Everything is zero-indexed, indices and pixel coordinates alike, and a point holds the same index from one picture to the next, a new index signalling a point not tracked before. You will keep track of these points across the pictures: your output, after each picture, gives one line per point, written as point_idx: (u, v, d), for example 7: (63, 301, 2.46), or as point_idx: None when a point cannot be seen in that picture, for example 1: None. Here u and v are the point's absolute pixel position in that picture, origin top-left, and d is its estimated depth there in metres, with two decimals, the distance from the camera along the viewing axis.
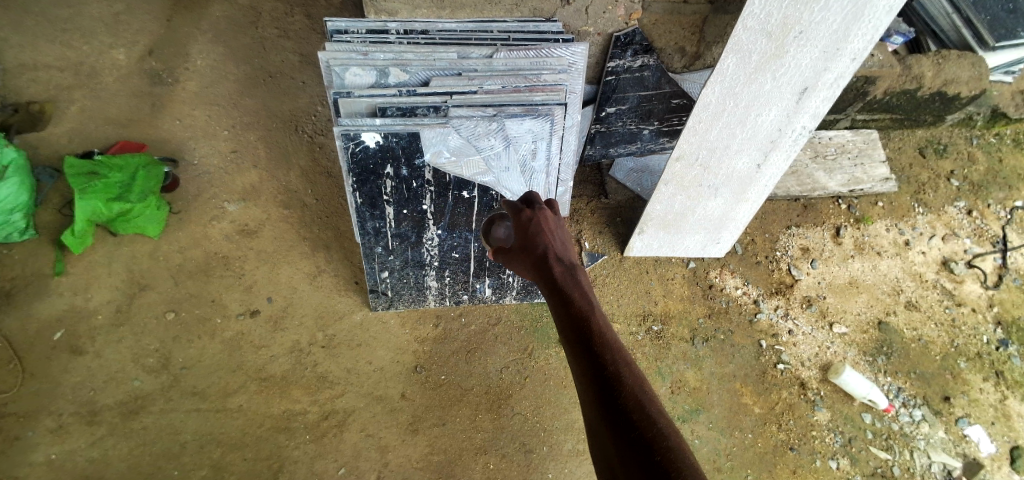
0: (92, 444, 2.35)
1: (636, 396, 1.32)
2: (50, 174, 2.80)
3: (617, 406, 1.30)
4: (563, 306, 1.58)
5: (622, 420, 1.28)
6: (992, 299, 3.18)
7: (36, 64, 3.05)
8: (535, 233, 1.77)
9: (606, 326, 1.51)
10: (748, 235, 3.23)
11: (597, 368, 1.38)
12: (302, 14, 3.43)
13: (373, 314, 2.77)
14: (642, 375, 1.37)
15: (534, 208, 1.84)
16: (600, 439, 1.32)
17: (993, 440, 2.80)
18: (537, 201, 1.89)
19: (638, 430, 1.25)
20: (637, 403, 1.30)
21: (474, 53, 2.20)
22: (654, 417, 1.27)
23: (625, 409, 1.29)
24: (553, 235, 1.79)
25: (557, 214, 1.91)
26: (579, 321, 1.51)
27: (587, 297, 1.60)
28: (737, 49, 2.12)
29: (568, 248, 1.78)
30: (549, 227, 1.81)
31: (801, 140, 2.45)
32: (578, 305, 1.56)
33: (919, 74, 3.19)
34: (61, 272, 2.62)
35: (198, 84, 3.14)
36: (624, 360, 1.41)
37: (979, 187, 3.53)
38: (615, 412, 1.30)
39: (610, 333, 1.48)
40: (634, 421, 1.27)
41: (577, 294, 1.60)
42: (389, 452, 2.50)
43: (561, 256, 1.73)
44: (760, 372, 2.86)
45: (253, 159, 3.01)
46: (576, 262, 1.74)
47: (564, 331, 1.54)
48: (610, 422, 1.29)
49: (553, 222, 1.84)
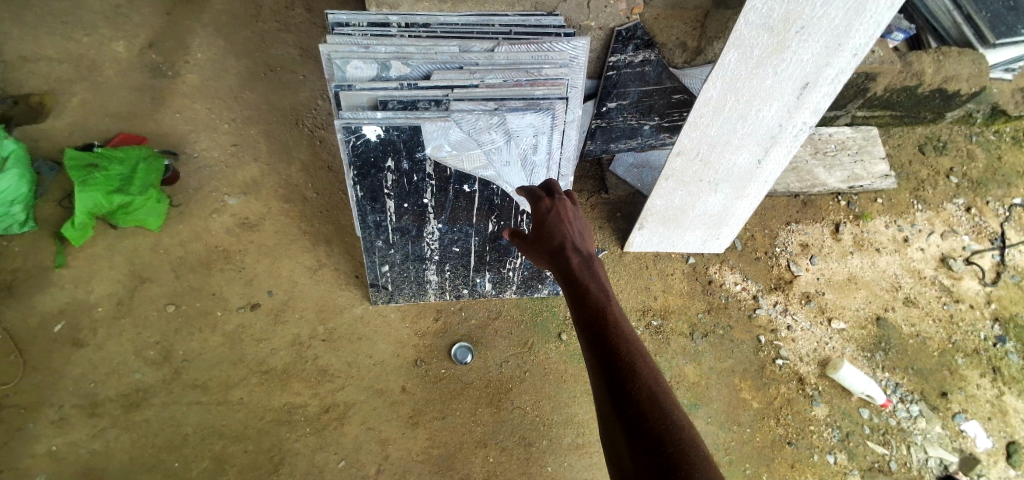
0: (94, 436, 2.36)
1: (650, 388, 1.33)
2: (50, 166, 2.78)
3: (629, 398, 1.32)
4: (578, 297, 1.58)
5: (633, 412, 1.30)
6: (990, 296, 3.19)
7: (35, 56, 3.04)
8: (553, 223, 1.76)
9: (621, 318, 1.52)
10: (748, 231, 3.24)
11: (611, 359, 1.40)
12: (302, 7, 3.41)
13: (373, 308, 2.77)
14: (655, 368, 1.39)
15: (554, 197, 1.82)
16: (610, 430, 1.34)
17: (990, 436, 2.81)
18: (556, 188, 1.87)
19: (649, 422, 1.27)
20: (650, 396, 1.32)
21: (475, 46, 2.17)
22: (665, 410, 1.29)
23: (636, 401, 1.31)
24: (570, 225, 1.79)
25: (575, 204, 1.91)
26: (594, 312, 1.53)
27: (602, 288, 1.60)
28: (739, 44, 2.12)
29: (586, 238, 1.78)
30: (567, 216, 1.80)
31: (801, 136, 2.45)
32: (593, 295, 1.57)
33: (919, 71, 3.20)
34: (62, 265, 2.62)
35: (198, 78, 3.13)
36: (639, 352, 1.42)
37: (978, 184, 3.54)
38: (626, 404, 1.31)
39: (626, 325, 1.49)
40: (646, 413, 1.29)
41: (593, 284, 1.60)
42: (389, 445, 2.51)
43: (578, 245, 1.73)
44: (758, 367, 2.87)
45: (254, 153, 3.01)
46: (593, 252, 1.74)
47: (577, 321, 1.55)
48: (621, 413, 1.31)
49: (571, 211, 1.83)
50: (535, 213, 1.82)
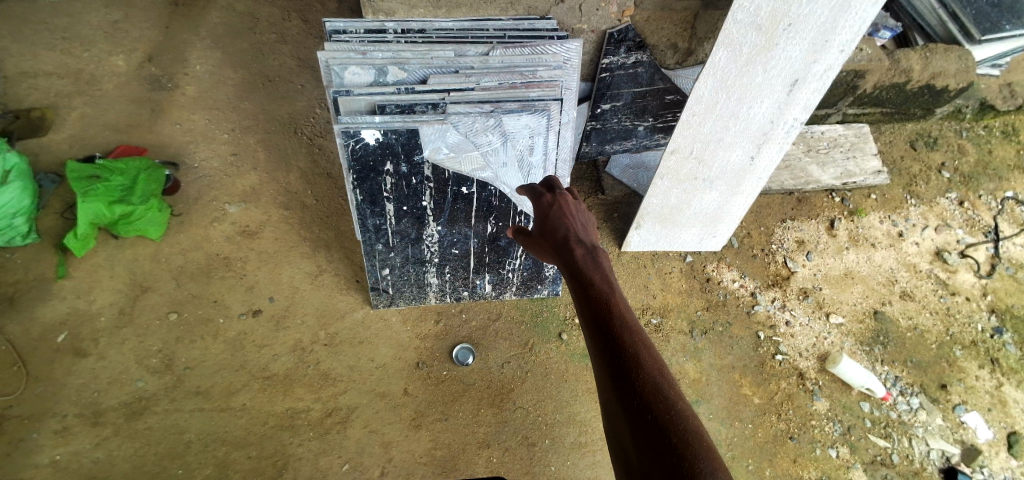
0: (97, 445, 2.36)
1: (654, 379, 1.35)
2: (52, 179, 2.83)
3: (634, 389, 1.34)
4: (582, 289, 1.59)
5: (638, 404, 1.31)
6: (986, 288, 3.21)
7: (36, 72, 3.09)
8: (556, 217, 1.80)
9: (625, 308, 1.53)
10: (744, 229, 3.27)
11: (616, 351, 1.41)
12: (299, 19, 3.47)
13: (374, 311, 2.80)
14: (660, 359, 1.40)
15: (555, 193, 1.88)
16: (616, 424, 1.36)
17: (991, 426, 2.82)
18: (557, 185, 1.92)
19: (653, 413, 1.29)
20: (655, 387, 1.33)
21: (470, 50, 2.23)
22: (670, 401, 1.31)
23: (641, 393, 1.33)
24: (573, 219, 1.80)
25: (577, 199, 1.92)
26: (599, 304, 1.53)
27: (606, 279, 1.61)
28: (728, 43, 2.17)
29: (589, 230, 1.78)
30: (569, 211, 1.83)
31: (793, 132, 2.49)
32: (596, 287, 1.57)
33: (907, 68, 3.28)
34: (63, 276, 2.64)
35: (197, 89, 3.17)
36: (643, 343, 1.43)
37: (970, 179, 3.58)
38: (631, 396, 1.33)
39: (630, 316, 1.50)
40: (650, 403, 1.30)
41: (596, 276, 1.61)
42: (392, 447, 2.52)
43: (582, 238, 1.73)
44: (758, 363, 2.89)
45: (253, 162, 3.04)
46: (596, 243, 1.74)
47: (583, 314, 1.56)
48: (626, 404, 1.33)
49: (573, 206, 1.85)
50: (538, 209, 1.88)
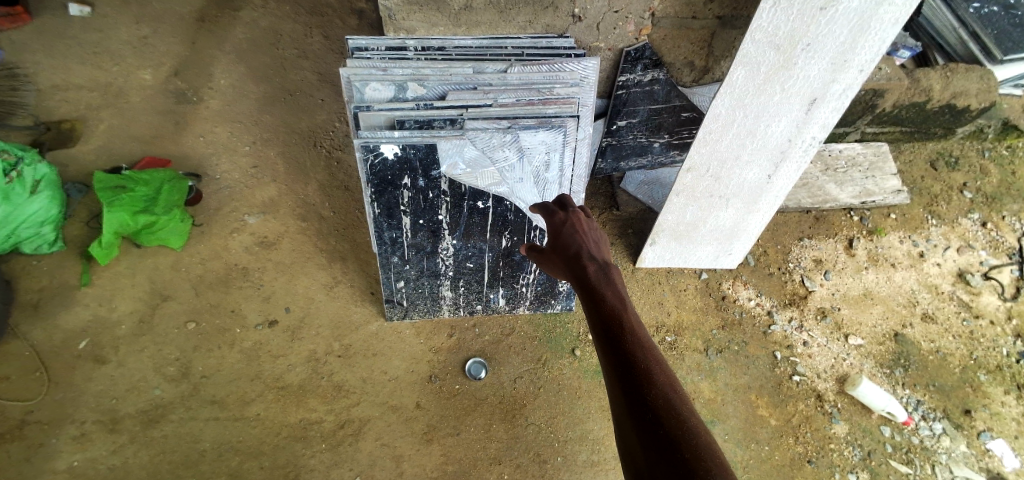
0: (114, 452, 2.38)
1: (665, 395, 1.34)
2: (79, 189, 2.90)
3: (645, 403, 1.33)
4: (593, 305, 1.59)
5: (649, 418, 1.31)
6: (1011, 311, 3.14)
7: (67, 85, 3.19)
8: (568, 234, 1.81)
9: (637, 324, 1.53)
10: (760, 247, 3.24)
11: (626, 365, 1.41)
12: (320, 35, 3.56)
13: (388, 324, 2.81)
14: (672, 375, 1.39)
15: (567, 210, 1.89)
16: (626, 438, 1.35)
17: (1018, 455, 2.73)
18: (569, 203, 1.93)
19: (664, 428, 1.28)
20: (667, 402, 1.33)
21: (488, 68, 2.26)
22: (681, 417, 1.30)
23: (652, 407, 1.32)
24: (585, 236, 1.81)
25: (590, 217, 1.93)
26: (610, 319, 1.53)
27: (618, 295, 1.61)
28: (746, 61, 2.17)
29: (602, 247, 1.79)
30: (581, 228, 1.84)
31: (810, 151, 2.48)
32: (608, 302, 1.57)
33: (928, 87, 3.24)
34: (86, 284, 2.70)
35: (221, 102, 3.25)
36: (654, 359, 1.43)
37: (993, 199, 3.52)
38: (642, 410, 1.32)
39: (641, 331, 1.50)
40: (661, 418, 1.30)
41: (608, 291, 1.61)
42: (403, 461, 2.51)
43: (593, 254, 1.74)
44: (775, 384, 2.84)
45: (273, 174, 3.10)
46: (608, 260, 1.74)
47: (594, 329, 1.55)
48: (637, 419, 1.32)
49: (585, 223, 1.86)
50: (551, 226, 1.89)
